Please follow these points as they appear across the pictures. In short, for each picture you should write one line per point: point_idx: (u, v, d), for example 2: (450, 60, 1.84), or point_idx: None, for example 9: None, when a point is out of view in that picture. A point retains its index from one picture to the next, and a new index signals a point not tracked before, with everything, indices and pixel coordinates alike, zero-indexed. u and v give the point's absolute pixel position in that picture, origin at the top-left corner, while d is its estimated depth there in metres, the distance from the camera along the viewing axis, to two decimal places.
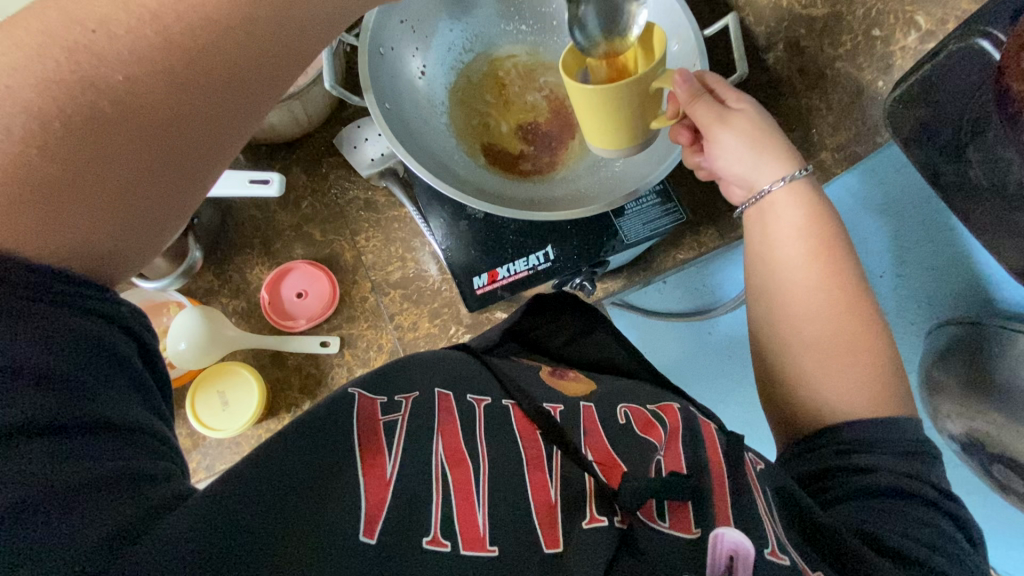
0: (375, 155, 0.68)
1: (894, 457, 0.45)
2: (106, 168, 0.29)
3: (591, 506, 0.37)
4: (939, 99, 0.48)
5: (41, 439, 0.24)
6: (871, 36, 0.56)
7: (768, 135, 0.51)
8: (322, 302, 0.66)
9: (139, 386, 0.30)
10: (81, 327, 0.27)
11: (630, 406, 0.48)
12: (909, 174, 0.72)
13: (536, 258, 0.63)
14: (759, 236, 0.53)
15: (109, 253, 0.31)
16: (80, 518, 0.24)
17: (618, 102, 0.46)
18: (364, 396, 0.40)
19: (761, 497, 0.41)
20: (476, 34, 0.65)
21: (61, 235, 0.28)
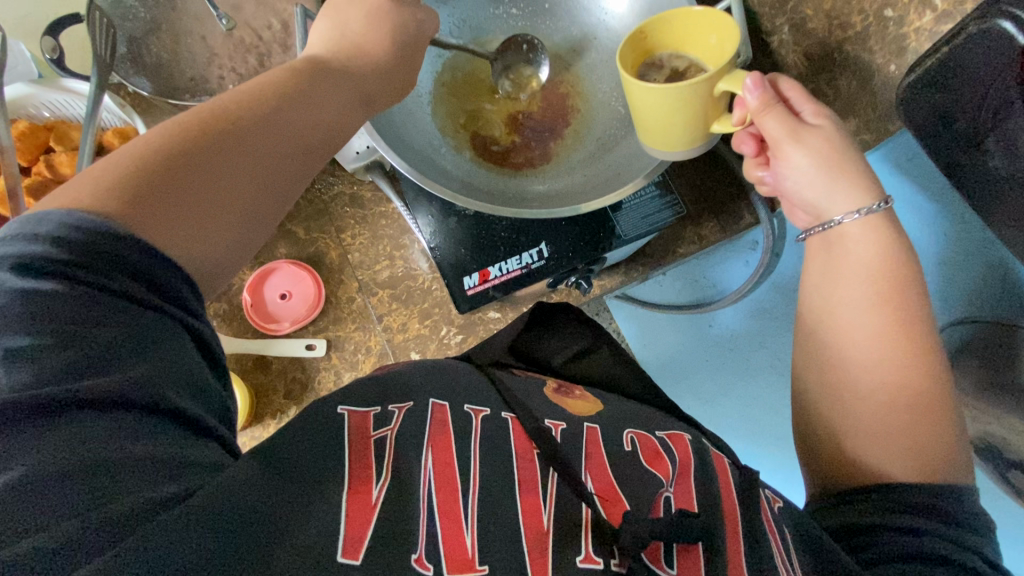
0: (361, 149, 0.63)
1: (945, 525, 0.41)
2: (213, 171, 0.33)
3: (588, 544, 0.34)
4: (958, 84, 0.45)
5: (90, 408, 0.25)
6: (884, 16, 0.50)
7: (848, 157, 0.45)
8: (307, 305, 0.64)
9: (208, 390, 0.30)
10: (166, 324, 0.29)
11: (637, 432, 0.45)
12: (924, 163, 0.72)
13: (529, 255, 0.60)
14: (818, 266, 0.49)
15: (213, 261, 0.32)
16: (118, 492, 0.24)
17: (679, 103, 0.43)
18: (353, 413, 0.37)
19: (778, 544, 0.39)
20: (464, 19, 0.61)
21: (184, 229, 0.31)
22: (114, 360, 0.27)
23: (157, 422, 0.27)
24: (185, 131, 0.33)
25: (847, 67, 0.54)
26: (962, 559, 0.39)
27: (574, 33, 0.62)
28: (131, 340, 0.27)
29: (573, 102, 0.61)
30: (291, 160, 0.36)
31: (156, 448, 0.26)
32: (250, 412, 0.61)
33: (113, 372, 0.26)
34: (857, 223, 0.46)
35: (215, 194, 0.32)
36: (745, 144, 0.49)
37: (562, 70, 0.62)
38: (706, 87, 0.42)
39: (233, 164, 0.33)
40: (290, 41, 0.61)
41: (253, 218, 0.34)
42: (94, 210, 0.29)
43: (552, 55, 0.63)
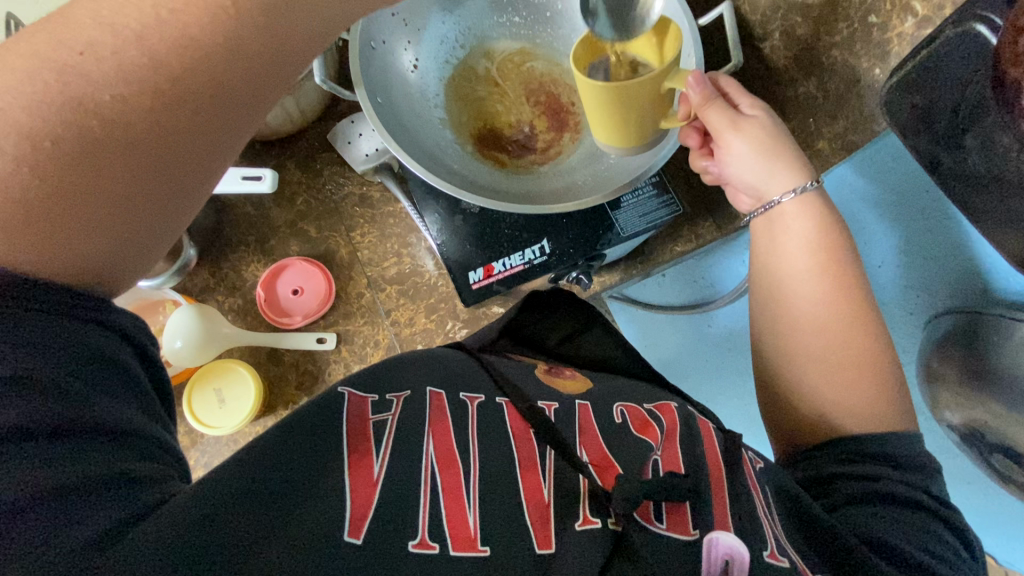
0: (370, 150, 0.68)
1: (899, 471, 0.44)
2: (102, 176, 0.29)
3: (584, 508, 0.37)
4: (936, 86, 0.48)
5: (32, 440, 0.24)
6: (867, 23, 0.55)
7: (781, 142, 0.49)
8: (318, 299, 0.66)
9: (138, 390, 0.30)
10: (86, 332, 0.28)
11: (626, 405, 0.48)
12: (908, 163, 0.74)
13: (531, 251, 0.63)
14: (765, 246, 0.52)
15: (110, 271, 0.31)
16: (77, 515, 0.24)
17: (631, 104, 0.44)
18: (354, 394, 0.40)
19: (760, 500, 0.41)
20: (469, 27, 0.64)
21: (69, 249, 0.28)
22: (51, 385, 0.26)
23: (109, 443, 0.27)
24: (59, 114, 0.27)
25: (833, 70, 0.57)
26: (917, 498, 0.43)
27: (573, 41, 0.65)
28: (52, 358, 0.26)
29: (573, 106, 0.64)
30: (201, 146, 0.32)
31: (110, 465, 0.26)
32: (264, 402, 0.64)
33: (50, 396, 0.25)
34: (793, 202, 0.49)
35: (109, 207, 0.30)
36: (691, 137, 0.53)
37: (563, 76, 0.65)
38: (655, 85, 0.43)
39: (129, 172, 0.30)
40: None
41: (163, 214, 0.32)
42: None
43: (554, 60, 0.66)
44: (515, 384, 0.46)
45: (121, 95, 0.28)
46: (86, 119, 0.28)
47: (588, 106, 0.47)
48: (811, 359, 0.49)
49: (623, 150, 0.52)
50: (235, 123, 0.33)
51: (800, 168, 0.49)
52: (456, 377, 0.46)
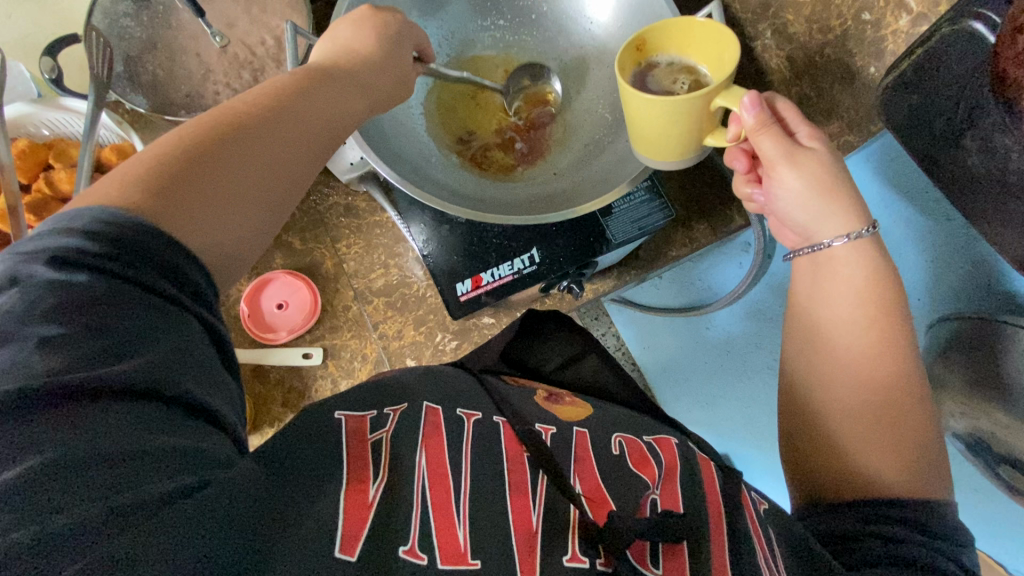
0: (354, 159, 0.65)
1: (917, 533, 0.42)
2: (234, 159, 0.35)
3: (575, 544, 0.35)
4: (935, 85, 0.46)
5: (109, 395, 0.26)
6: (862, 20, 0.52)
7: (841, 179, 0.47)
8: (303, 312, 0.65)
9: (228, 391, 0.32)
10: (174, 305, 0.30)
11: (625, 436, 0.47)
12: (905, 162, 0.72)
13: (520, 262, 0.61)
14: (806, 285, 0.52)
15: (227, 265, 0.34)
16: (147, 474, 0.25)
17: (678, 117, 0.43)
18: (350, 419, 0.39)
19: (764, 544, 0.39)
20: (452, 32, 0.63)
21: (200, 225, 0.32)
22: (131, 351, 0.27)
23: (171, 410, 0.28)
24: (190, 136, 0.35)
25: (827, 70, 0.55)
26: (940, 565, 0.40)
27: (561, 43, 0.63)
28: (142, 331, 0.28)
29: (559, 112, 0.62)
30: (285, 169, 0.38)
31: (176, 436, 0.27)
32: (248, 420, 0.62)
33: (132, 358, 0.27)
34: (845, 247, 0.48)
35: (223, 198, 0.34)
36: (738, 159, 0.51)
37: (547, 80, 0.63)
38: (705, 102, 0.42)
39: (244, 161, 0.35)
40: (282, 56, 0.63)
41: (273, 201, 0.37)
42: (117, 207, 0.30)
43: (539, 65, 0.64)
44: (513, 405, 0.46)
45: (230, 120, 0.36)
46: (206, 134, 0.35)
47: (635, 121, 0.46)
48: (824, 375, 0.49)
49: (662, 166, 0.51)
50: (329, 128, 0.41)
51: (856, 213, 0.48)
52: (447, 393, 0.45)
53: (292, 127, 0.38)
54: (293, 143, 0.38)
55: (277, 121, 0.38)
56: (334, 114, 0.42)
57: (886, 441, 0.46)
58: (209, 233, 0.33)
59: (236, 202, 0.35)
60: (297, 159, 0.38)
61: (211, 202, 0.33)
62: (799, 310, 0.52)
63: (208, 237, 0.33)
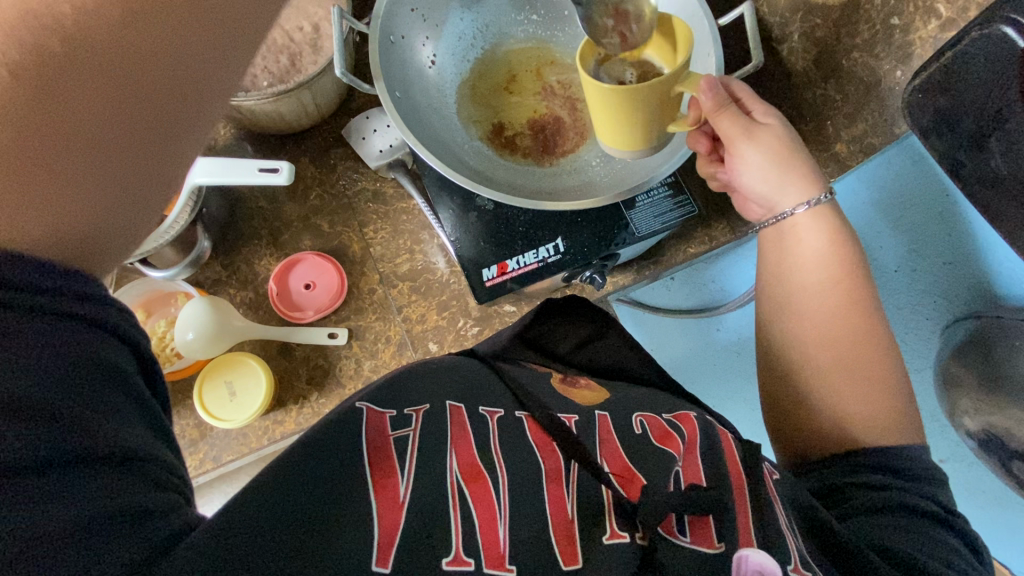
0: (383, 147, 0.69)
1: (908, 482, 0.45)
2: (72, 103, 0.28)
3: (612, 522, 0.37)
4: (961, 88, 0.47)
5: (13, 478, 0.22)
6: (890, 24, 0.55)
7: (796, 150, 0.49)
8: (330, 294, 0.66)
9: (146, 408, 0.28)
10: (70, 351, 0.25)
11: (645, 415, 0.48)
12: (928, 166, 0.74)
13: (546, 250, 0.63)
14: (775, 257, 0.53)
15: (84, 242, 0.29)
16: (88, 560, 0.23)
17: (638, 106, 0.44)
18: (372, 410, 0.40)
19: (779, 509, 0.41)
20: (487, 24, 0.64)
21: (50, 215, 0.28)
22: (41, 418, 0.24)
23: (101, 471, 0.25)
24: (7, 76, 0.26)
25: (854, 73, 0.57)
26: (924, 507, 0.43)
27: None
28: (50, 389, 0.24)
29: (587, 105, 0.64)
30: (148, 109, 0.31)
31: (107, 504, 0.24)
32: (273, 397, 0.63)
33: (40, 425, 0.23)
34: (807, 214, 0.50)
35: (73, 175, 0.29)
36: (702, 141, 0.52)
37: (577, 75, 0.65)
38: (666, 87, 0.43)
39: (81, 116, 0.29)
40: (319, 42, 0.65)
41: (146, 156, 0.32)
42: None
43: (570, 60, 0.65)
44: (530, 394, 0.46)
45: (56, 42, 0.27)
46: (28, 69, 0.27)
47: (594, 108, 0.47)
48: (823, 376, 0.49)
49: (625, 155, 0.51)
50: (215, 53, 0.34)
51: (811, 179, 0.50)
52: (478, 387, 0.46)
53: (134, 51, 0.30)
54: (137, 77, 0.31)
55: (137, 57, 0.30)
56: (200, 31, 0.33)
57: (892, 428, 0.47)
58: (68, 223, 0.28)
59: (94, 180, 0.30)
60: (149, 91, 0.31)
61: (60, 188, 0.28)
62: (777, 298, 0.52)
63: (68, 226, 0.28)
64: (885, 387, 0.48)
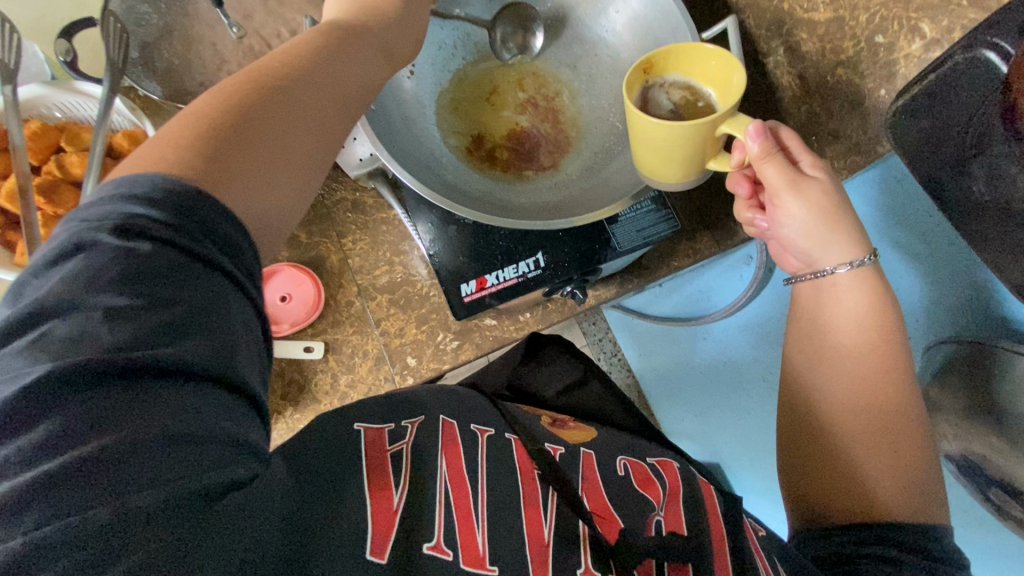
0: (364, 155, 0.65)
1: (919, 558, 0.42)
2: (270, 117, 0.33)
3: (587, 559, 0.36)
4: (944, 111, 0.47)
5: (167, 386, 0.25)
6: (874, 42, 0.53)
7: (840, 206, 0.48)
8: (306, 306, 0.65)
9: (261, 352, 0.29)
10: (218, 283, 0.28)
11: (630, 460, 0.47)
12: (909, 187, 0.74)
13: (525, 265, 0.62)
14: (812, 307, 0.52)
15: (283, 225, 0.33)
16: (188, 477, 0.24)
17: (681, 143, 0.44)
18: (369, 429, 0.38)
19: (763, 558, 0.41)
20: (469, 33, 0.63)
21: (256, 184, 0.31)
22: (190, 334, 0.26)
23: (221, 400, 0.26)
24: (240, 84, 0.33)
25: (838, 90, 0.56)
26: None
27: (575, 50, 0.64)
28: (200, 310, 0.26)
29: (571, 117, 0.63)
30: (328, 131, 0.36)
31: (220, 438, 0.25)
32: None
33: (193, 341, 0.26)
34: (847, 275, 0.49)
35: (274, 147, 0.32)
36: (741, 184, 0.51)
37: (560, 86, 0.64)
38: (711, 129, 0.42)
39: (285, 118, 0.33)
40: None
41: (309, 172, 0.35)
42: (169, 174, 0.28)
43: (554, 70, 0.64)
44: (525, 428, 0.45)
45: (273, 64, 0.35)
46: (256, 77, 0.34)
47: (638, 140, 0.46)
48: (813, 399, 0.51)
49: (664, 188, 0.51)
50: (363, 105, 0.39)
51: (854, 240, 0.49)
52: (459, 407, 0.44)
53: (326, 81, 0.36)
54: (326, 100, 0.36)
55: (315, 70, 0.36)
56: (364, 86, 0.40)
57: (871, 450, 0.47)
58: (268, 191, 0.32)
59: (287, 158, 0.33)
60: (336, 116, 0.37)
61: (267, 171, 0.32)
62: (807, 331, 0.53)
63: (268, 194, 0.32)
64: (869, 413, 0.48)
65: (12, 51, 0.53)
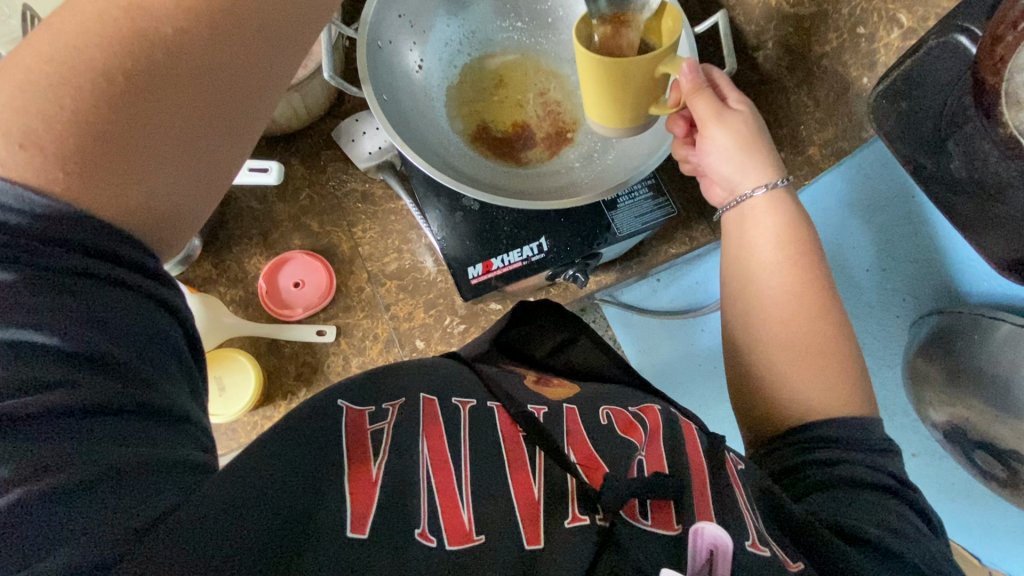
0: (372, 149, 0.70)
1: (850, 452, 0.47)
2: (172, 95, 0.33)
3: (573, 506, 0.38)
4: (919, 96, 0.50)
5: (91, 412, 0.28)
6: (856, 34, 0.57)
7: (757, 137, 0.53)
8: (319, 292, 0.67)
9: (181, 368, 0.33)
10: (131, 318, 0.31)
11: (611, 409, 0.50)
12: (886, 169, 0.77)
13: (529, 249, 0.64)
14: (781, 251, 0.53)
15: (173, 210, 0.35)
16: (129, 494, 0.27)
17: (624, 82, 0.47)
18: (351, 408, 0.40)
19: (744, 497, 0.43)
20: (473, 31, 0.66)
21: (140, 177, 0.32)
22: (108, 363, 0.29)
23: (151, 423, 0.30)
24: (124, 45, 0.32)
25: (825, 79, 0.59)
26: (869, 477, 0.45)
27: (574, 45, 0.67)
28: (119, 343, 0.30)
29: (569, 110, 0.66)
30: (227, 95, 0.36)
31: (155, 451, 0.29)
32: (262, 392, 0.65)
33: (108, 374, 0.29)
34: (763, 197, 0.53)
35: (161, 143, 0.33)
36: (678, 126, 0.56)
37: (560, 79, 0.67)
38: (650, 69, 0.46)
39: (176, 100, 0.33)
40: (310, 47, 0.66)
41: (202, 143, 0.35)
42: (40, 192, 0.29)
43: (554, 64, 0.68)
44: (505, 388, 0.47)
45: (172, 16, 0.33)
46: (152, 46, 0.32)
47: (584, 83, 0.50)
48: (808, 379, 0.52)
49: (614, 132, 0.55)
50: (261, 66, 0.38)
51: (772, 166, 0.53)
52: (447, 381, 0.47)
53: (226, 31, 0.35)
54: (226, 54, 0.35)
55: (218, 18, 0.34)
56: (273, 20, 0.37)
57: (842, 398, 0.49)
58: (157, 186, 0.33)
59: (177, 151, 0.34)
60: (236, 73, 0.36)
61: (152, 169, 0.33)
62: None
63: (158, 191, 0.33)
64: (833, 364, 0.50)
65: None
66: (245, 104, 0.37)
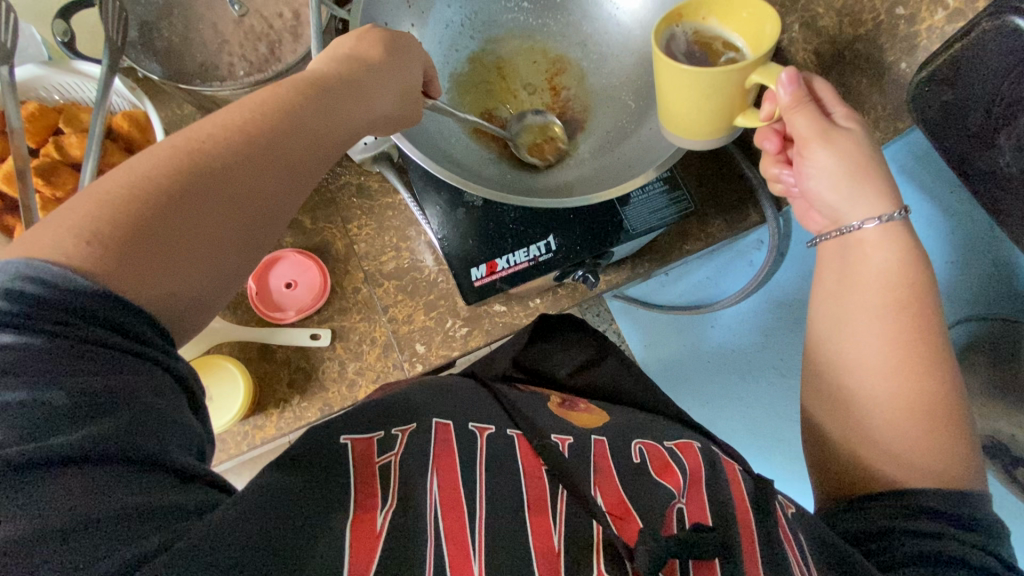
0: (368, 140, 0.63)
1: (945, 526, 0.41)
2: (208, 202, 0.31)
3: (600, 563, 0.35)
4: (970, 83, 0.45)
5: (78, 465, 0.23)
6: (895, 15, 0.51)
7: (872, 162, 0.47)
8: (312, 293, 0.64)
9: (178, 400, 0.28)
10: (124, 361, 0.26)
11: (646, 443, 0.47)
12: (933, 162, 0.74)
13: (536, 248, 0.60)
14: (838, 270, 0.50)
15: (185, 311, 0.30)
16: (109, 544, 0.23)
17: (710, 91, 0.43)
18: (357, 439, 0.37)
19: (795, 550, 0.39)
20: (475, 12, 0.61)
21: (168, 277, 0.29)
22: (95, 411, 0.24)
23: (147, 474, 0.25)
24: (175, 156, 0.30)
25: (857, 65, 0.55)
26: (968, 557, 0.40)
27: (584, 28, 0.62)
28: (107, 383, 0.25)
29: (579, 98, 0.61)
30: (263, 212, 0.33)
31: (146, 496, 0.24)
32: (253, 401, 0.61)
33: (95, 419, 0.24)
34: (876, 229, 0.48)
35: (190, 237, 0.30)
36: (769, 140, 0.51)
37: (569, 65, 0.62)
38: (739, 77, 0.42)
39: (214, 207, 0.31)
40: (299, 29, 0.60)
41: (232, 256, 0.32)
42: (65, 267, 0.26)
43: (562, 48, 0.63)
44: (526, 414, 0.45)
45: (222, 137, 0.32)
46: (201, 158, 0.31)
47: (665, 92, 0.46)
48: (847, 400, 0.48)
49: (698, 145, 0.50)
50: (310, 173, 0.36)
51: (885, 196, 0.47)
52: (462, 404, 0.44)
53: (277, 148, 0.34)
54: (273, 169, 0.34)
55: (273, 145, 0.34)
56: (320, 147, 0.37)
57: (902, 433, 0.44)
58: (178, 284, 0.29)
59: (204, 249, 0.30)
60: (279, 198, 0.34)
61: (176, 270, 0.29)
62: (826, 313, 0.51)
63: (176, 291, 0.29)
64: (874, 380, 0.46)
65: (8, 32, 0.51)
66: (280, 221, 0.35)
